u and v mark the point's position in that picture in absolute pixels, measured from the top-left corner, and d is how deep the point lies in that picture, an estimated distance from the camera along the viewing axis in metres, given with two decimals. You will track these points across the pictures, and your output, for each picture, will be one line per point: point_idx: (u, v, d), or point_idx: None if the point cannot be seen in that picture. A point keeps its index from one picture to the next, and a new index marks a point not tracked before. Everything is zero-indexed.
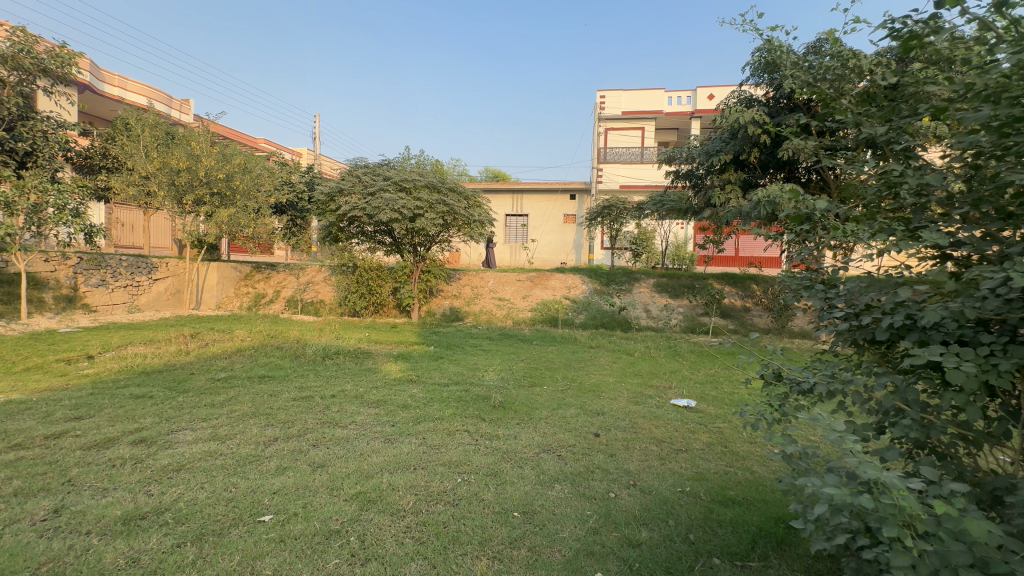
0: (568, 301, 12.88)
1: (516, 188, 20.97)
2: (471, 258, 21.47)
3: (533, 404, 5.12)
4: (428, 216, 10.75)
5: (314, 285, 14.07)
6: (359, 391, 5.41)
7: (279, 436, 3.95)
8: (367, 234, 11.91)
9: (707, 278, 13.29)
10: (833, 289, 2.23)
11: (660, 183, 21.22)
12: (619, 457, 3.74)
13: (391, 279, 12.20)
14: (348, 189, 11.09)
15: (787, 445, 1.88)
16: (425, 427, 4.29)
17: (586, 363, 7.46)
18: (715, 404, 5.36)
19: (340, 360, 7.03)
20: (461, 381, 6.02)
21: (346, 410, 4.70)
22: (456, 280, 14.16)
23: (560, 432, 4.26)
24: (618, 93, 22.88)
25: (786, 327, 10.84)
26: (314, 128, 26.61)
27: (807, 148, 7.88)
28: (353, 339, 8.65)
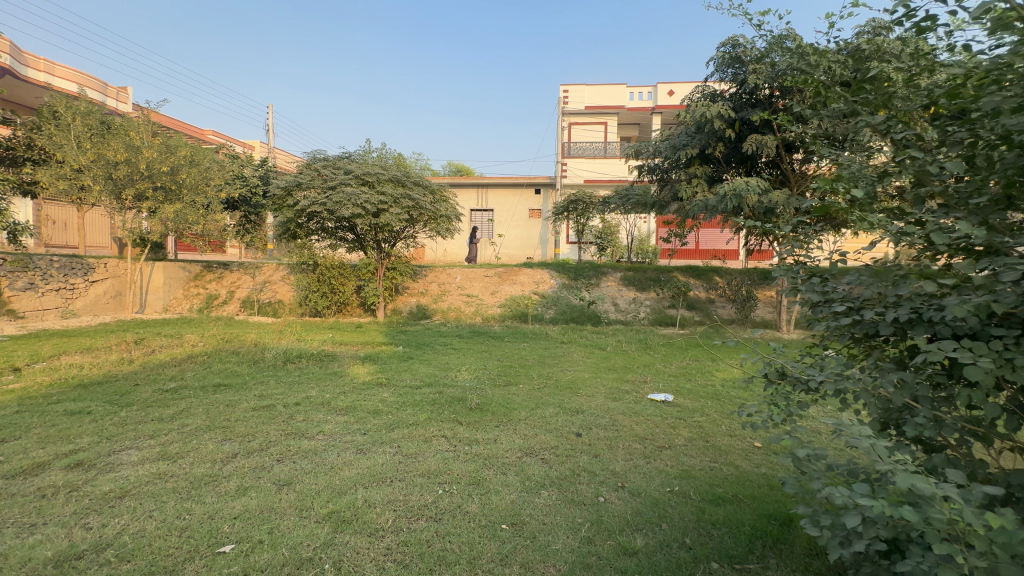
0: (538, 296, 12.80)
1: (481, 182, 20.69)
2: (437, 254, 21.06)
3: (510, 403, 4.97)
4: (393, 211, 10.37)
5: (272, 285, 13.37)
6: (325, 397, 5.09)
7: (238, 452, 3.62)
8: (327, 230, 11.43)
9: (672, 271, 13.53)
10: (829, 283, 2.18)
11: (624, 178, 21.48)
12: (603, 457, 3.64)
13: (355, 277, 11.74)
14: (306, 184, 10.55)
15: (796, 448, 1.80)
16: (400, 434, 4.05)
17: (560, 359, 7.37)
18: (692, 397, 5.37)
19: (303, 364, 6.63)
20: (434, 382, 5.79)
21: (312, 419, 4.38)
22: (423, 277, 13.81)
23: (541, 433, 4.12)
24: (581, 87, 22.95)
25: (748, 318, 11.15)
26: (267, 120, 25.37)
27: (770, 143, 8.08)
28: (315, 341, 8.21)
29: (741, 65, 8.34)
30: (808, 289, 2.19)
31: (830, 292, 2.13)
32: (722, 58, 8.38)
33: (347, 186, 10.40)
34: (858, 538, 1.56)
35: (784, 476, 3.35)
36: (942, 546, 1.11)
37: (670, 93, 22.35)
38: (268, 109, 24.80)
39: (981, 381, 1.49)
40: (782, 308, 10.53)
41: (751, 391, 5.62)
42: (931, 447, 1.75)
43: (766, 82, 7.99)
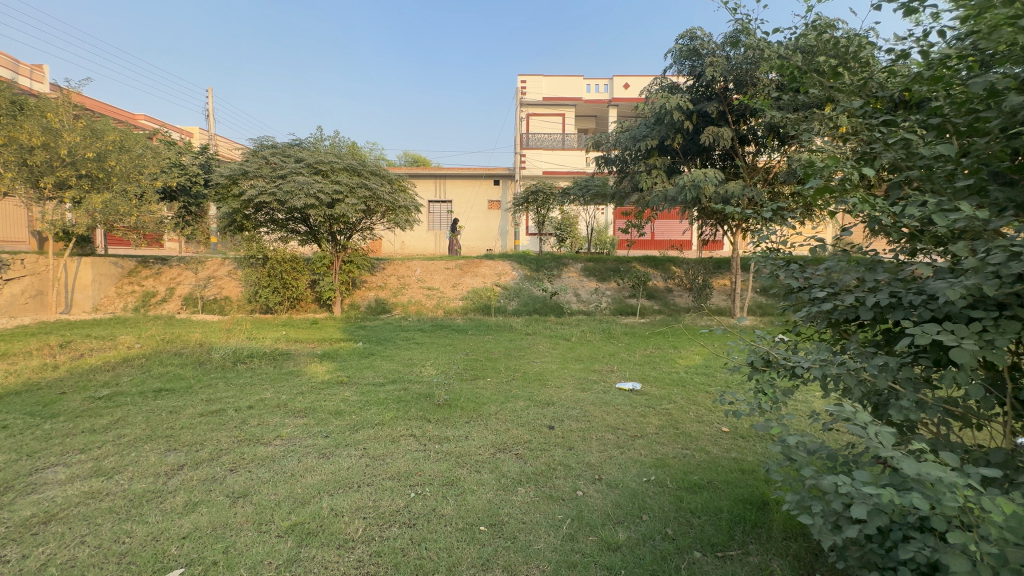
0: (500, 287, 12.68)
1: (439, 173, 20.26)
2: (394, 246, 20.50)
3: (479, 398, 4.84)
4: (348, 202, 9.92)
5: (217, 281, 12.54)
6: (281, 399, 4.78)
7: (185, 463, 3.30)
8: (277, 222, 10.82)
9: (631, 262, 13.76)
10: (809, 269, 2.19)
11: (582, 169, 21.65)
12: (578, 449, 3.60)
13: (308, 271, 11.19)
14: (253, 172, 9.91)
15: (784, 435, 1.77)
16: (365, 435, 3.85)
17: (526, 351, 7.30)
18: (658, 384, 5.44)
19: (255, 364, 6.22)
20: (399, 379, 5.57)
21: (268, 424, 4.09)
22: (381, 271, 13.38)
23: (513, 428, 4.03)
24: (538, 78, 22.89)
25: (705, 306, 11.52)
26: (207, 106, 23.79)
27: (726, 135, 8.29)
28: (268, 339, 7.74)
29: (698, 58, 8.47)
30: (788, 276, 2.20)
31: (810, 278, 2.14)
32: (680, 51, 8.48)
33: (298, 175, 9.85)
34: (851, 524, 1.56)
35: (753, 459, 3.42)
36: (957, 535, 1.09)
37: (625, 87, 22.71)
38: (208, 93, 23.17)
39: (966, 365, 1.49)
40: (736, 296, 10.93)
41: (714, 377, 5.76)
42: (914, 428, 1.78)
43: (722, 74, 8.17)
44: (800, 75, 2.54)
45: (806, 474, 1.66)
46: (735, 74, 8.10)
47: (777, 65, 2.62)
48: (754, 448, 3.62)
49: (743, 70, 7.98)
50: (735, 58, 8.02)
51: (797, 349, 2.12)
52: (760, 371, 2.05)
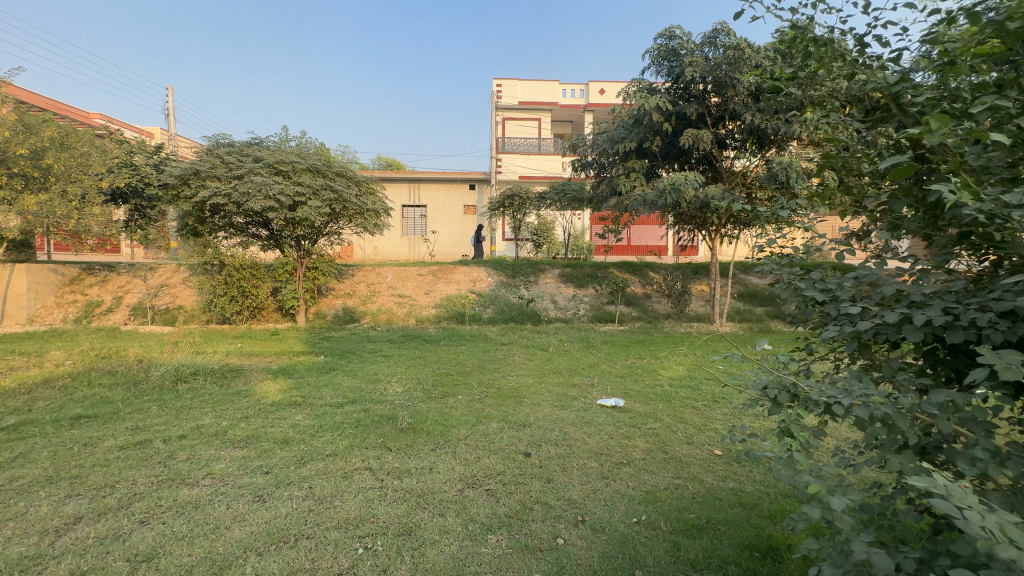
0: (474, 294, 12.19)
1: (412, 176, 19.67)
2: (366, 252, 19.78)
3: (447, 420, 4.36)
4: (311, 204, 9.31)
5: (170, 289, 11.67)
6: (220, 426, 4.18)
7: (84, 514, 2.72)
8: (236, 225, 10.12)
9: (608, 267, 13.51)
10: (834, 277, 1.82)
11: (559, 174, 21.41)
12: (558, 482, 3.17)
13: (269, 279, 10.48)
14: (206, 172, 9.21)
15: (823, 492, 1.38)
16: (312, 471, 3.32)
17: (501, 363, 6.85)
18: (642, 400, 5.07)
19: (199, 384, 5.57)
20: (360, 398, 5.03)
21: (200, 459, 3.52)
22: (350, 277, 12.73)
23: (484, 457, 3.58)
24: (514, 82, 22.64)
25: (684, 312, 11.31)
26: (166, 104, 22.63)
27: (706, 136, 8.08)
28: (218, 353, 7.06)
29: (676, 59, 8.23)
30: (808, 287, 1.82)
31: (834, 289, 1.78)
32: (659, 50, 8.23)
33: (257, 175, 9.20)
34: None
35: (751, 489, 3.07)
36: None
37: (601, 92, 22.69)
38: (168, 92, 22.04)
39: None
40: (716, 302, 10.73)
41: (699, 391, 5.44)
42: (975, 480, 1.43)
43: (701, 75, 7.95)
44: (816, 48, 2.17)
45: (858, 551, 1.28)
46: (714, 75, 7.90)
47: (790, 39, 2.24)
48: (750, 475, 3.28)
49: (723, 71, 7.78)
50: (714, 58, 7.85)
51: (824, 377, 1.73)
52: (782, 406, 1.62)
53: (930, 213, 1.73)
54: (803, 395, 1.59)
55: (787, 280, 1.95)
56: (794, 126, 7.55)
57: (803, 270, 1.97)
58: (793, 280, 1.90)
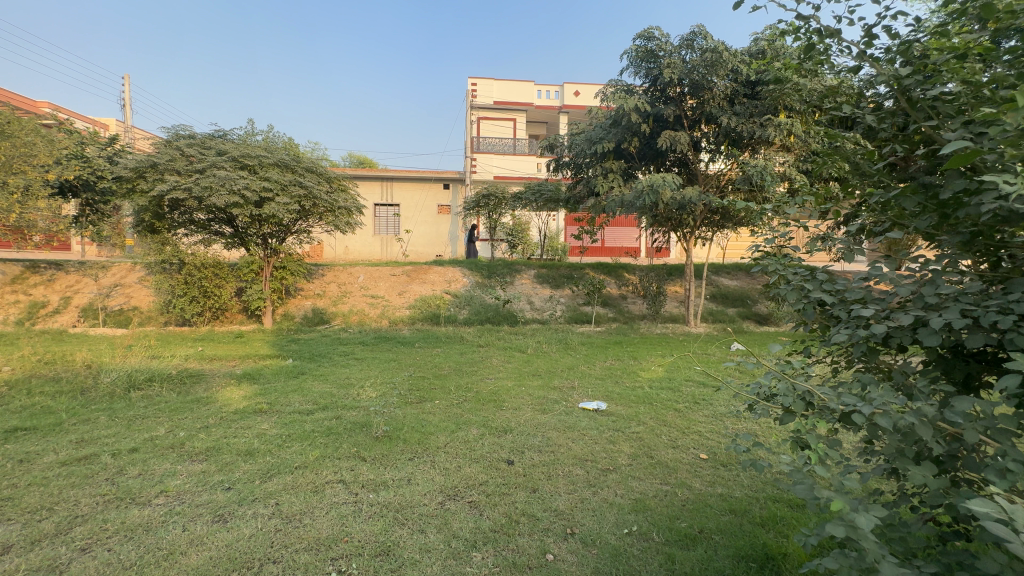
0: (449, 295, 11.96)
1: (385, 174, 19.24)
2: (337, 251, 19.23)
3: (425, 427, 4.16)
4: (279, 201, 8.89)
5: (124, 289, 10.98)
6: (177, 437, 3.86)
7: (14, 543, 2.42)
8: (197, 222, 9.60)
9: (584, 268, 13.51)
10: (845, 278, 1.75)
11: (534, 175, 21.36)
12: (543, 492, 3.03)
13: (233, 278, 9.98)
14: (164, 165, 8.68)
15: (846, 509, 1.28)
16: (278, 485, 3.08)
17: (478, 366, 6.68)
18: (624, 402, 4.99)
19: (154, 391, 5.18)
20: (331, 405, 4.77)
21: (153, 474, 3.22)
22: (320, 277, 12.29)
23: (465, 466, 3.40)
24: (489, 81, 22.48)
25: (659, 313, 11.38)
26: (123, 94, 21.45)
27: (683, 138, 8.12)
28: (176, 357, 6.63)
29: (654, 61, 8.24)
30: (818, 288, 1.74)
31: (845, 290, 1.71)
32: (638, 51, 8.22)
33: (219, 169, 8.73)
34: None
35: (740, 494, 3.00)
36: None
37: (576, 94, 22.79)
38: (124, 81, 20.88)
39: None
40: (691, 303, 10.83)
41: (680, 392, 5.41)
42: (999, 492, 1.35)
43: (679, 77, 7.98)
44: (822, 38, 2.11)
45: (887, 573, 1.19)
46: (691, 78, 7.95)
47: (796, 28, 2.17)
48: (737, 479, 3.22)
49: (700, 73, 7.84)
50: (692, 60, 7.89)
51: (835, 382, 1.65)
52: (796, 414, 1.54)
53: (939, 212, 1.68)
54: (818, 403, 1.50)
55: (792, 281, 1.88)
56: (768, 130, 7.66)
57: (810, 271, 1.89)
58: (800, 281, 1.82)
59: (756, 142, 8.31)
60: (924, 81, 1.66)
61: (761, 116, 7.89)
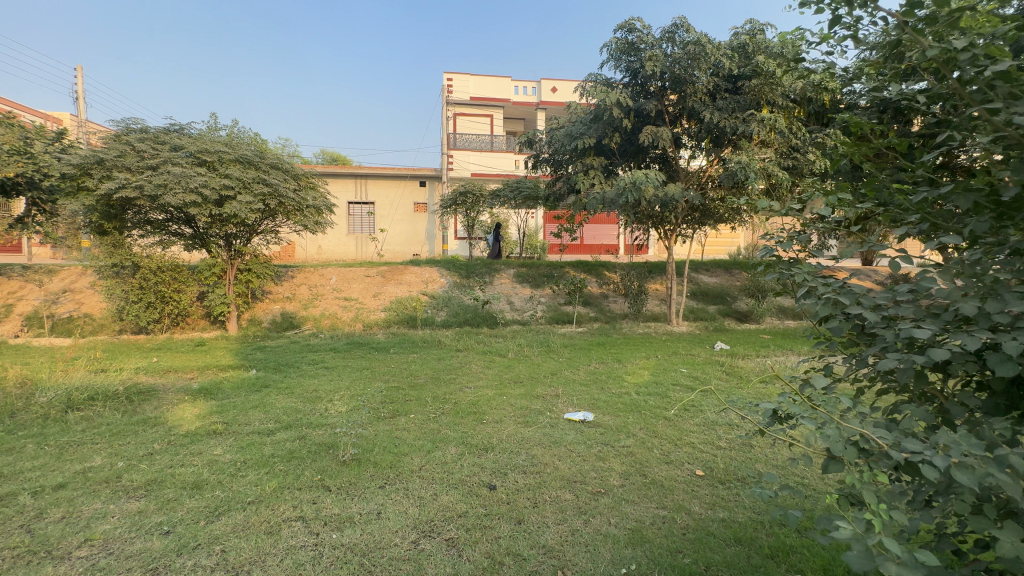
0: (426, 296, 11.56)
1: (358, 172, 18.59)
2: (309, 251, 18.55)
3: (398, 447, 3.80)
4: (241, 199, 8.34)
5: (74, 294, 10.21)
6: (114, 468, 3.42)
7: None
8: (153, 223, 8.97)
9: (564, 267, 13.26)
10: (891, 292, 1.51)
11: (512, 172, 21.02)
12: (529, 523, 2.73)
13: (195, 282, 9.43)
14: (113, 161, 8.02)
15: None
16: (225, 527, 2.69)
17: (457, 373, 6.32)
18: (611, 411, 4.73)
19: (97, 412, 4.67)
20: (295, 423, 4.37)
21: (79, 518, 2.78)
22: (290, 280, 11.70)
23: (443, 494, 3.07)
24: (465, 76, 22.00)
25: (641, 312, 11.23)
26: (76, 87, 20.22)
27: (665, 133, 7.93)
28: (126, 370, 6.08)
29: (635, 54, 8.01)
30: (857, 306, 1.51)
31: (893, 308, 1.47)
32: (619, 44, 7.98)
33: (174, 165, 8.12)
34: None
35: (743, 518, 2.76)
36: None
37: (553, 90, 22.57)
38: (75, 73, 19.64)
39: None
40: (673, 301, 10.70)
41: (668, 398, 5.18)
42: None
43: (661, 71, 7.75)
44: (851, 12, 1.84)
45: None
46: (673, 72, 7.75)
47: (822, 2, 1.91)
48: (738, 500, 2.98)
49: (683, 67, 7.63)
50: (674, 54, 7.67)
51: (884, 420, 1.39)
52: (845, 463, 1.25)
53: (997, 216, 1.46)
54: (874, 449, 1.23)
55: (823, 294, 1.63)
56: (751, 126, 7.52)
57: (844, 284, 1.65)
58: (834, 295, 1.59)
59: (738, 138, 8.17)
60: (979, 56, 1.42)
61: (743, 112, 7.75)
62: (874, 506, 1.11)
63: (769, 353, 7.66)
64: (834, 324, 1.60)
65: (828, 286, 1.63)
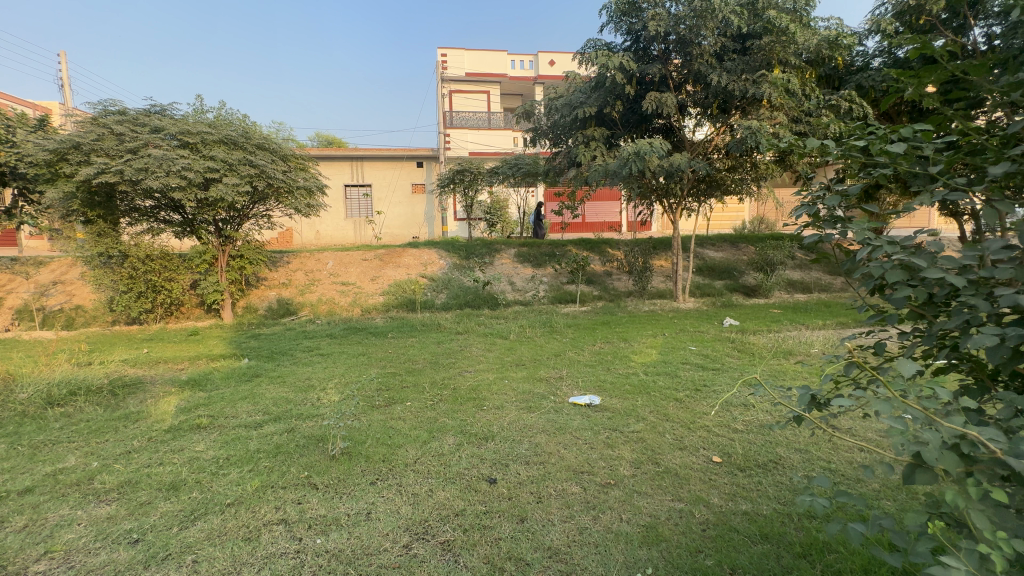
0: (425, 279, 11.26)
1: (353, 153, 18.11)
2: (307, 237, 18.23)
3: (392, 438, 3.56)
4: (226, 181, 7.99)
5: (65, 285, 9.97)
6: (88, 469, 3.19)
7: None
8: (139, 209, 8.67)
9: (566, 245, 12.93)
10: (984, 250, 1.23)
11: (511, 149, 20.48)
12: (532, 522, 2.48)
13: (187, 270, 9.16)
14: (92, 145, 7.67)
15: None
16: (198, 535, 2.45)
17: (457, 357, 6.06)
18: (618, 394, 4.47)
19: (78, 407, 4.45)
20: (285, 414, 4.13)
21: (42, 526, 2.56)
22: (285, 265, 11.41)
23: (439, 489, 2.83)
24: (459, 51, 21.29)
25: (646, 289, 10.93)
26: (62, 76, 19.70)
27: (669, 99, 7.51)
28: (112, 362, 5.85)
29: (637, 15, 7.55)
30: (942, 269, 1.22)
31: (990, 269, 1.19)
32: (619, 5, 7.50)
33: (155, 148, 7.77)
34: None
35: (768, 511, 2.51)
36: None
37: (551, 63, 21.92)
38: (58, 59, 19.07)
39: None
40: (680, 278, 10.40)
41: (678, 378, 4.91)
42: None
43: (665, 31, 7.28)
44: None
45: None
46: (678, 33, 7.26)
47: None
48: (761, 491, 2.73)
49: (688, 27, 7.15)
50: (678, 12, 7.19)
51: (979, 414, 1.17)
52: (941, 473, 1.04)
53: None
54: (984, 455, 1.01)
55: (889, 256, 1.36)
56: (762, 88, 7.09)
57: (918, 242, 1.36)
58: (904, 257, 1.31)
59: (747, 102, 7.74)
60: None
61: (753, 73, 7.30)
62: (991, 534, 0.90)
63: (781, 328, 7.37)
64: (902, 292, 1.33)
65: (896, 247, 1.36)
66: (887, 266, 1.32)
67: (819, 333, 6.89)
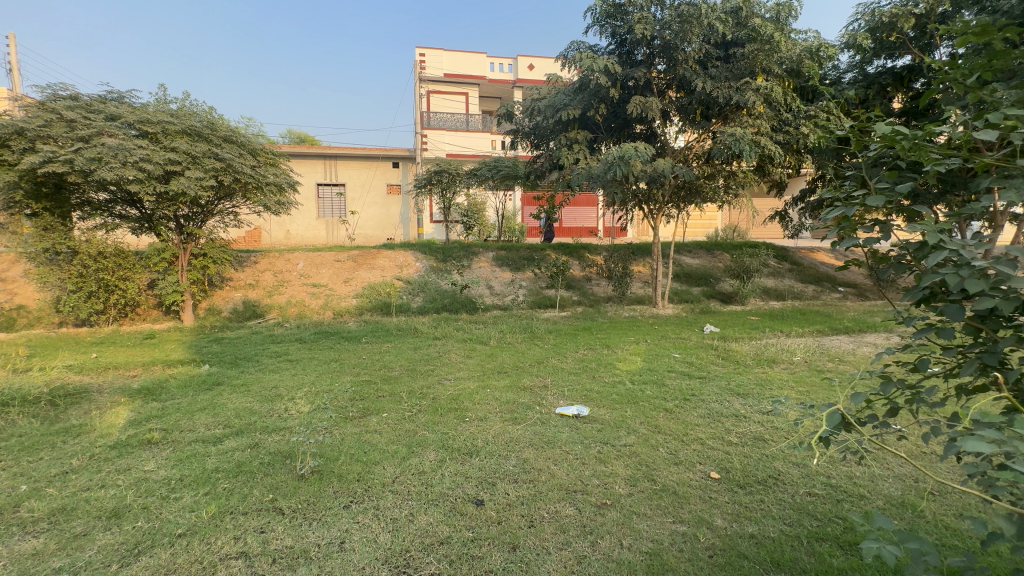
0: (401, 282, 10.90)
1: (326, 151, 17.54)
2: (276, 236, 17.55)
3: (367, 454, 3.27)
4: (189, 174, 7.49)
5: (5, 283, 9.17)
6: (14, 494, 2.78)
7: None
8: (92, 203, 8.07)
9: (545, 249, 12.79)
10: None
11: (489, 152, 20.28)
12: (525, 551, 2.26)
13: (144, 269, 8.56)
14: (38, 131, 7.06)
15: None
16: (141, 574, 2.13)
17: (435, 364, 5.78)
18: (606, 404, 4.29)
19: (8, 421, 3.96)
20: (248, 428, 3.77)
21: None
22: (252, 265, 10.86)
23: (423, 513, 2.58)
24: (438, 52, 21.02)
25: (625, 295, 10.88)
26: (9, 59, 18.38)
27: (654, 104, 7.46)
28: (54, 368, 5.31)
29: (622, 18, 7.50)
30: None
31: None
32: (605, 8, 7.44)
33: (110, 137, 7.22)
34: None
35: (775, 534, 2.36)
36: None
37: (530, 68, 21.91)
38: (7, 42, 17.73)
39: None
40: (659, 284, 10.39)
41: (665, 388, 4.77)
42: None
43: (651, 35, 7.23)
44: None
45: None
46: (663, 37, 7.23)
47: None
48: (764, 510, 2.59)
49: (674, 32, 7.12)
50: (664, 18, 7.17)
51: None
52: None
53: None
54: None
55: (966, 263, 1.23)
56: (746, 95, 7.12)
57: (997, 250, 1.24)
58: (987, 264, 1.18)
59: (729, 109, 7.77)
60: None
61: (737, 80, 7.35)
62: None
63: (761, 335, 7.39)
64: (984, 300, 1.21)
65: (973, 253, 1.23)
66: (966, 274, 1.19)
67: (798, 340, 6.92)
